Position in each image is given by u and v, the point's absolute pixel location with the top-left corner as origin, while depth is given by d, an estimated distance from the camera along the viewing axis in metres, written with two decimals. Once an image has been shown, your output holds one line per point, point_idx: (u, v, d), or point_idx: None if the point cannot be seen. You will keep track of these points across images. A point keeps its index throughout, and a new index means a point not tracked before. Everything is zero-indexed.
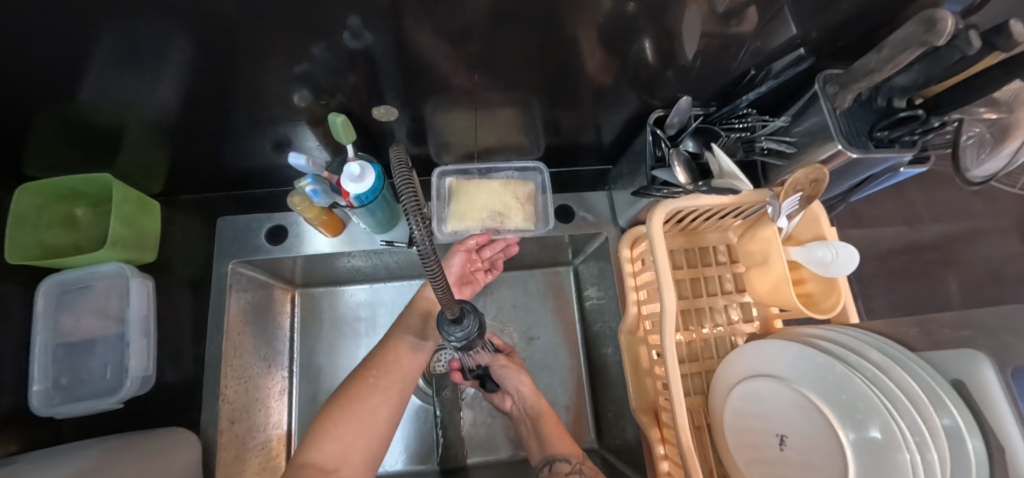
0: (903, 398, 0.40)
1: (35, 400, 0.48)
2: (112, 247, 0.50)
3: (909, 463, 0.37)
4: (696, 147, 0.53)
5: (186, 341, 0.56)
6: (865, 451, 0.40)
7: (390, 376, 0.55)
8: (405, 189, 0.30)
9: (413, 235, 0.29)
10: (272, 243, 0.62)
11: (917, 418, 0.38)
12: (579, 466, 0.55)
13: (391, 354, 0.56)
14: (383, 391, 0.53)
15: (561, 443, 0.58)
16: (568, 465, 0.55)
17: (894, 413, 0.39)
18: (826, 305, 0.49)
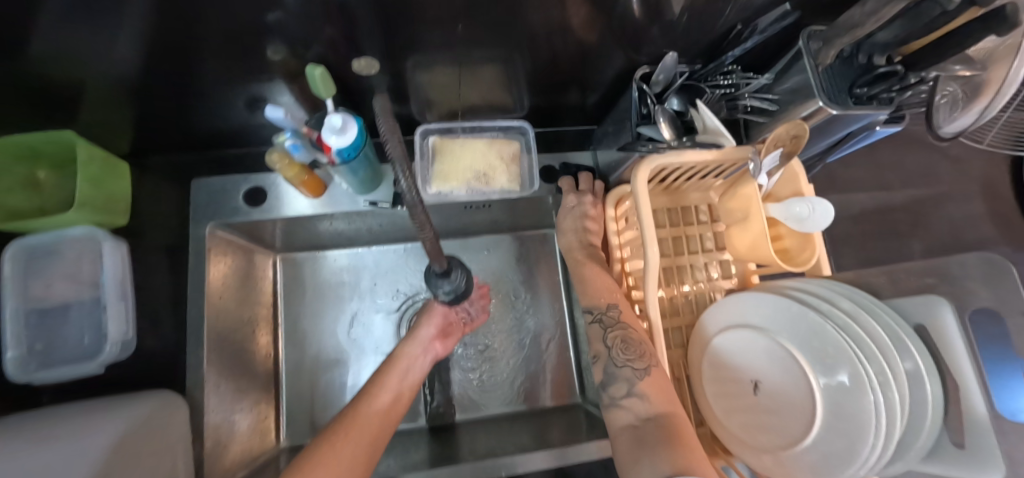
0: (873, 345, 0.42)
1: (10, 366, 0.46)
2: (81, 210, 0.48)
3: (876, 404, 0.40)
4: (681, 105, 0.53)
5: (166, 309, 0.55)
6: (834, 392, 0.43)
7: (385, 385, 0.53)
8: (388, 134, 0.29)
9: (401, 186, 0.29)
10: (251, 204, 0.58)
11: (885, 365, 0.41)
12: (600, 316, 0.54)
13: (371, 399, 0.51)
14: (376, 422, 0.49)
15: (597, 288, 0.57)
16: (592, 314, 0.55)
17: (862, 357, 0.41)
18: (800, 258, 0.51)
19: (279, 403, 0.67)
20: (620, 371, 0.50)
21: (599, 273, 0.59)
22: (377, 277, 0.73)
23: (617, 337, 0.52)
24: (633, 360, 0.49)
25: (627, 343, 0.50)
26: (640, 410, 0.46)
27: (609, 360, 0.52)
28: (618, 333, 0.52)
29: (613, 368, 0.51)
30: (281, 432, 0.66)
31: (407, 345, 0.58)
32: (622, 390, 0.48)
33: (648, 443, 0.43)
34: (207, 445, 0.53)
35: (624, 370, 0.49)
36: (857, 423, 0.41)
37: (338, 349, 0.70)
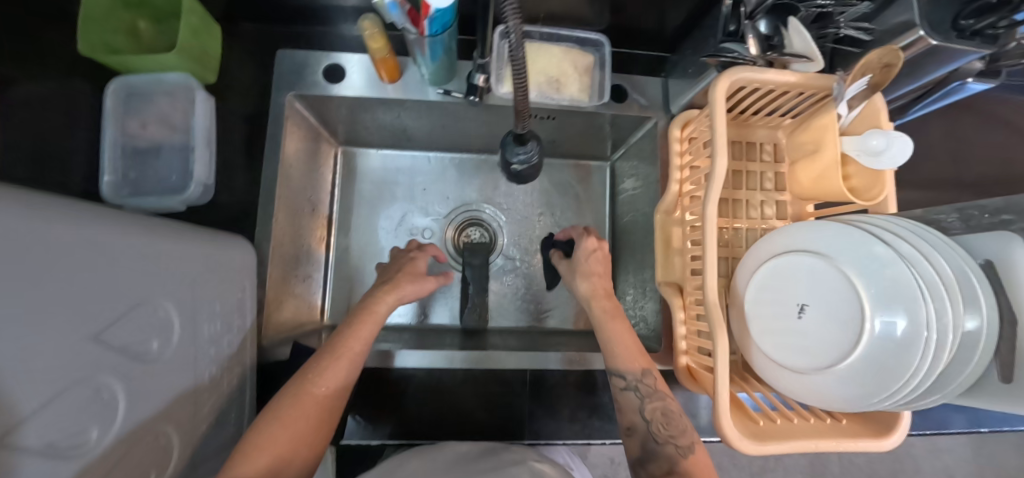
0: (940, 285, 0.42)
1: (106, 188, 0.51)
2: (180, 56, 0.52)
3: (931, 341, 0.40)
4: (769, 27, 0.51)
5: (241, 168, 0.59)
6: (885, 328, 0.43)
7: (352, 343, 0.49)
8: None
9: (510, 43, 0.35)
10: (328, 81, 0.60)
11: (948, 305, 0.41)
12: (634, 384, 0.51)
13: (334, 357, 0.47)
14: (342, 372, 0.47)
15: (628, 351, 0.53)
16: (625, 381, 0.51)
17: (926, 297, 0.41)
18: (868, 195, 0.51)
19: (326, 283, 0.71)
20: (662, 449, 0.47)
21: (625, 332, 0.54)
22: (429, 183, 0.75)
23: (655, 411, 0.49)
24: (675, 436, 0.48)
25: (670, 421, 0.49)
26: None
27: (648, 435, 0.49)
28: (657, 406, 0.50)
29: (653, 445, 0.48)
30: (326, 311, 0.70)
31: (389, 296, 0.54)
32: (665, 470, 0.46)
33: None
34: (267, 295, 0.56)
35: (666, 447, 0.47)
36: (901, 360, 0.41)
37: (386, 244, 0.73)
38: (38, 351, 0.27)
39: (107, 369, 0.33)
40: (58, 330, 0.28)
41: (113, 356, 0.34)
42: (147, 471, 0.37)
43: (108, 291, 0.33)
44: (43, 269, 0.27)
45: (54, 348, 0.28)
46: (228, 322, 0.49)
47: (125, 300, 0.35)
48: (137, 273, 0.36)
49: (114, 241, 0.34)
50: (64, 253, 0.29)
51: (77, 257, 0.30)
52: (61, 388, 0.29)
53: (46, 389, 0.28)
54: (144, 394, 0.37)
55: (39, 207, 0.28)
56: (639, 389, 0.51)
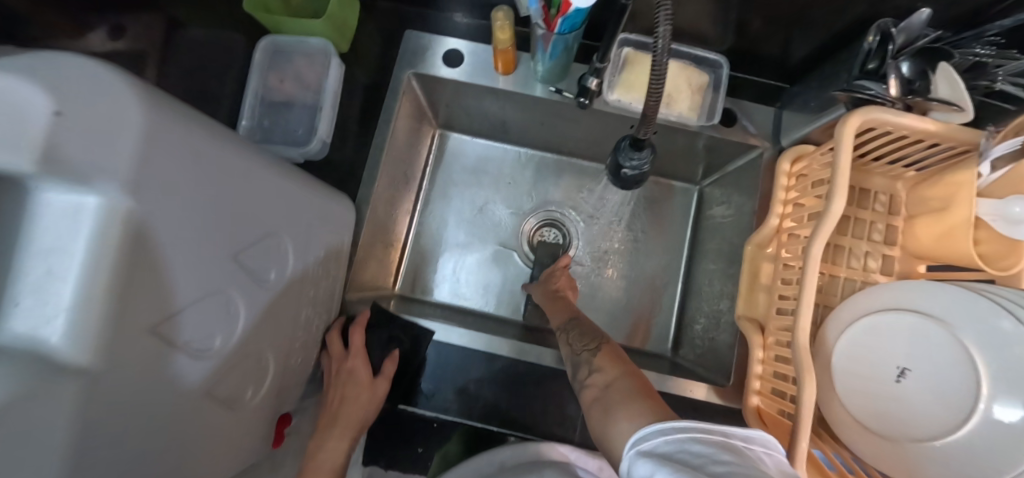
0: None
1: (244, 132, 0.57)
2: (325, 23, 0.56)
3: None
4: (911, 71, 0.48)
5: (355, 132, 0.63)
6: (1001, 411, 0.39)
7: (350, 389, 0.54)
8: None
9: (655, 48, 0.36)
10: (444, 65, 0.63)
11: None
12: (560, 326, 0.57)
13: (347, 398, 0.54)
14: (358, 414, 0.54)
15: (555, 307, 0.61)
16: (556, 324, 0.58)
17: None
18: (1000, 265, 0.47)
19: (404, 256, 0.74)
20: (581, 358, 0.51)
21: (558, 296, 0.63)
22: (513, 178, 0.77)
23: (574, 334, 0.55)
24: (586, 345, 0.52)
25: (585, 335, 0.54)
26: (601, 382, 0.46)
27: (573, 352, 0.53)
28: (578, 332, 0.55)
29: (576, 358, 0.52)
30: (398, 280, 0.74)
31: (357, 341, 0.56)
32: (584, 374, 0.49)
33: (615, 401, 0.42)
34: (356, 254, 0.61)
35: (583, 355, 0.51)
36: (1014, 449, 0.38)
37: (464, 228, 0.75)
38: (192, 257, 0.31)
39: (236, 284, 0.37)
40: (205, 245, 0.33)
41: (242, 276, 0.38)
42: (246, 385, 0.41)
43: (248, 218, 0.37)
44: (202, 188, 0.31)
45: (201, 258, 0.32)
46: (325, 271, 0.52)
47: (260, 228, 0.39)
48: (269, 207, 0.40)
49: (259, 173, 0.38)
50: (218, 174, 0.33)
51: (229, 183, 0.34)
52: (202, 294, 0.33)
53: (192, 292, 0.32)
54: (258, 314, 0.41)
55: (210, 135, 0.32)
56: (567, 330, 0.56)
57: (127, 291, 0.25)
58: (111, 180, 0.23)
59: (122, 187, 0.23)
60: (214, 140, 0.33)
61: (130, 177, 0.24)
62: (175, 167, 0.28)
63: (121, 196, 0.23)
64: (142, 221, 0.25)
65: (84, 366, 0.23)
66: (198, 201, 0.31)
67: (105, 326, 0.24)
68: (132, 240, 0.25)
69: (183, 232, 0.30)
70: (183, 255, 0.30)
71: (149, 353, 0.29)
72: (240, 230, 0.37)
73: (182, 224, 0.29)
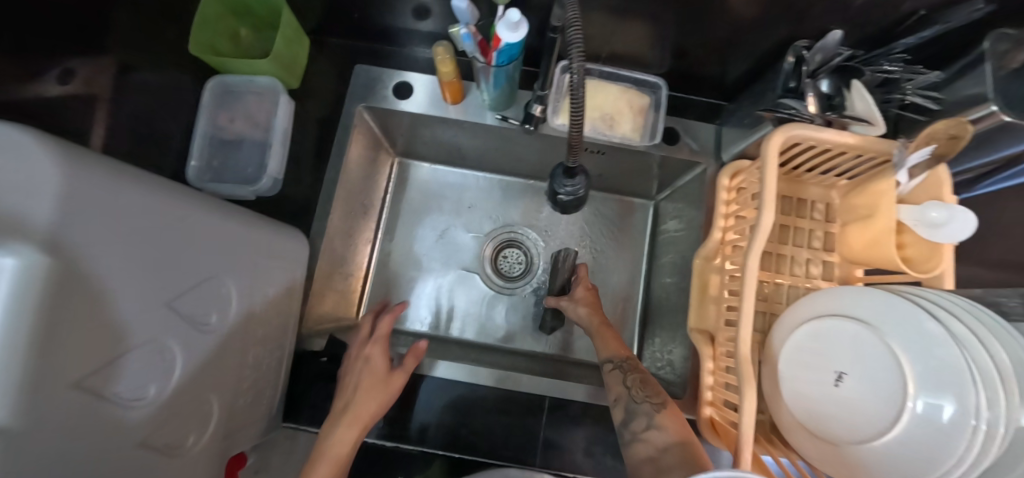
0: (995, 374, 0.39)
1: (192, 172, 0.58)
2: (271, 61, 0.58)
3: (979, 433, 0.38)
4: (830, 87, 0.51)
5: (308, 165, 0.64)
6: (928, 412, 0.40)
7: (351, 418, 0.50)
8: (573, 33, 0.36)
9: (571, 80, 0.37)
10: (395, 97, 0.65)
11: (1003, 396, 0.38)
12: (620, 362, 0.55)
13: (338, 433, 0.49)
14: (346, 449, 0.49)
15: (610, 343, 0.58)
16: (611, 362, 0.56)
17: (978, 384, 0.39)
18: (924, 268, 0.49)
19: (367, 284, 0.75)
20: (640, 407, 0.50)
21: (607, 330, 0.60)
22: (473, 201, 0.78)
23: (635, 380, 0.53)
24: (652, 396, 0.50)
25: (646, 385, 0.52)
26: (659, 441, 0.47)
27: (631, 400, 0.51)
28: (637, 377, 0.53)
29: (633, 405, 0.51)
30: (361, 309, 0.74)
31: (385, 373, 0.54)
32: (642, 424, 0.48)
33: (673, 470, 0.43)
34: (312, 287, 0.61)
35: (643, 404, 0.50)
36: (941, 448, 0.39)
37: (427, 254, 0.76)
38: (122, 308, 0.31)
39: (172, 331, 0.37)
40: (138, 294, 0.33)
41: (179, 322, 0.38)
42: (188, 431, 0.41)
43: (185, 265, 0.38)
44: (132, 237, 0.31)
45: (133, 308, 0.32)
46: (275, 309, 0.52)
47: (199, 273, 0.40)
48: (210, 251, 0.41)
49: (198, 218, 0.39)
50: (148, 222, 0.33)
51: (163, 232, 0.35)
52: (135, 344, 0.33)
53: (125, 341, 0.32)
54: (197, 359, 0.40)
55: (143, 188, 0.33)
56: (623, 371, 0.54)
57: (53, 346, 0.25)
58: (24, 242, 0.23)
59: (41, 245, 0.24)
60: (148, 193, 0.33)
61: (46, 235, 0.24)
62: (96, 219, 0.28)
63: (37, 255, 0.23)
64: (62, 276, 0.25)
65: (6, 427, 0.23)
66: (129, 253, 0.31)
67: (27, 385, 0.24)
68: (50, 297, 0.24)
69: (113, 285, 0.30)
70: (112, 306, 0.30)
71: (74, 410, 0.28)
72: (175, 277, 0.37)
73: (110, 276, 0.29)
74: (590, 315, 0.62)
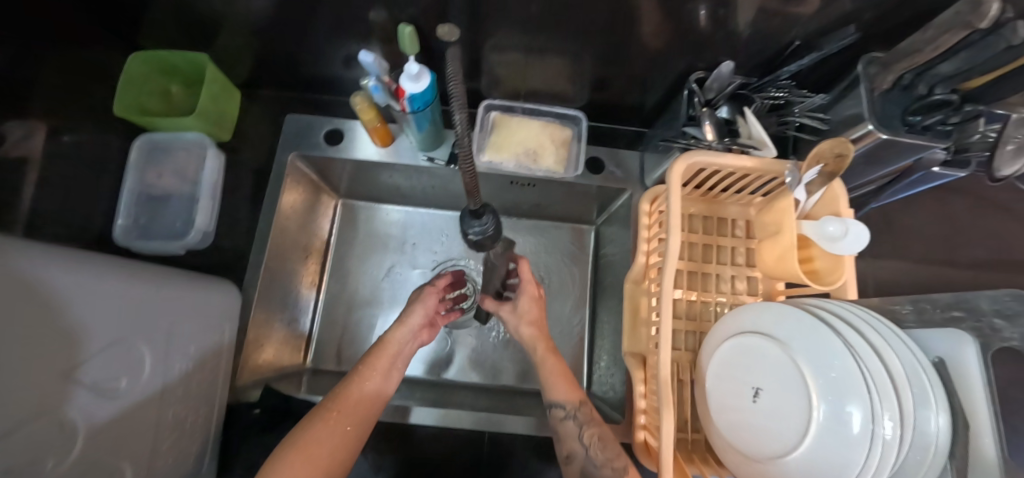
0: (889, 382, 0.41)
1: (118, 231, 0.58)
2: (197, 117, 0.59)
3: (881, 441, 0.39)
4: (729, 113, 0.55)
5: (242, 215, 0.65)
6: (835, 423, 0.41)
7: (367, 378, 0.53)
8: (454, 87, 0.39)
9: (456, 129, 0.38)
10: (328, 144, 0.67)
11: (896, 403, 0.40)
12: (573, 413, 0.53)
13: (355, 390, 0.51)
14: (366, 403, 0.51)
15: (559, 386, 0.55)
16: (563, 411, 0.54)
17: (874, 394, 0.40)
18: (829, 279, 0.51)
19: (312, 328, 0.74)
20: (600, 471, 0.49)
21: (556, 368, 0.57)
22: (417, 237, 0.79)
23: (593, 437, 0.51)
24: (611, 459, 0.49)
25: (606, 446, 0.50)
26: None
27: (588, 461, 0.50)
28: (594, 432, 0.52)
29: (591, 469, 0.50)
30: (308, 354, 0.73)
31: (396, 331, 0.58)
32: None
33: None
34: (246, 338, 0.60)
35: (604, 468, 0.49)
36: (849, 459, 0.40)
37: (373, 294, 0.76)
38: (31, 362, 0.31)
39: (75, 403, 0.36)
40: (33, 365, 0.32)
41: (83, 393, 0.37)
42: None
43: (88, 333, 0.38)
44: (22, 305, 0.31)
45: (33, 378, 0.31)
46: (201, 365, 0.52)
47: (103, 340, 0.39)
48: (111, 316, 0.40)
49: (97, 284, 0.39)
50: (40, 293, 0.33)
51: (65, 302, 0.35)
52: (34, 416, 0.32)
53: (21, 414, 0.31)
54: (104, 430, 0.39)
55: (39, 260, 0.33)
56: (579, 422, 0.53)
57: None
58: None
59: None
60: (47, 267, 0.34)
61: None
62: None
63: None
64: None
65: None
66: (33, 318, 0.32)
67: None
68: None
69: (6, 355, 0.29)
70: (24, 358, 0.31)
71: None
72: (81, 341, 0.37)
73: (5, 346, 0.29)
74: (534, 338, 0.61)
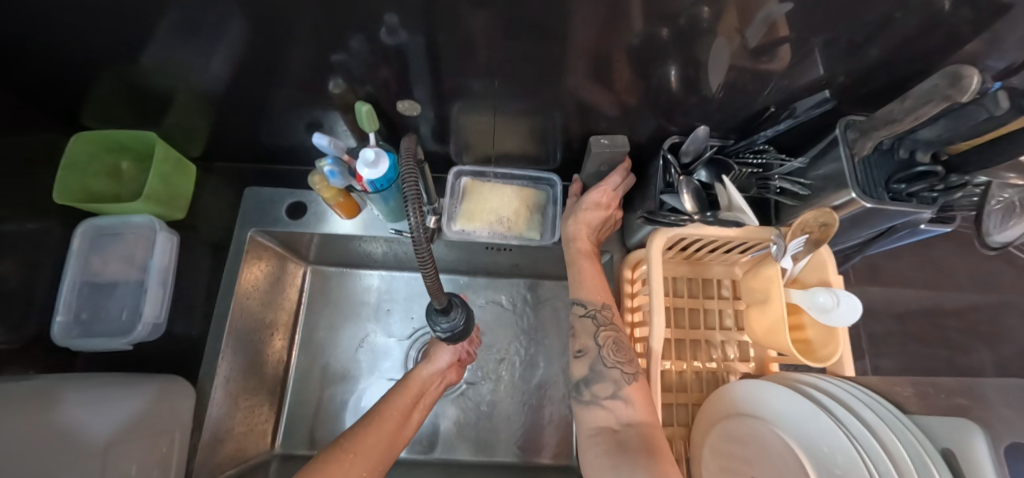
0: (888, 463, 0.35)
1: (56, 330, 0.52)
2: (145, 201, 0.55)
3: None
4: (708, 178, 0.53)
5: (199, 296, 0.61)
6: None
7: (389, 418, 0.54)
8: (407, 179, 0.35)
9: (410, 224, 0.34)
10: (291, 217, 0.64)
11: None
12: (593, 312, 0.52)
13: (373, 432, 0.52)
14: (380, 448, 0.51)
15: (596, 286, 0.54)
16: (584, 308, 0.52)
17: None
18: (823, 354, 0.48)
19: (280, 411, 0.69)
20: (608, 371, 0.47)
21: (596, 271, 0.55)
22: (391, 304, 0.75)
23: (607, 339, 0.50)
24: (621, 363, 0.48)
25: (617, 346, 0.49)
26: (622, 414, 0.45)
27: (596, 358, 0.49)
28: (610, 335, 0.50)
29: (600, 367, 0.48)
30: (277, 437, 0.68)
31: (422, 368, 0.60)
32: (607, 390, 0.46)
33: (625, 450, 0.42)
34: (202, 438, 0.55)
35: (613, 370, 0.47)
36: None
37: (347, 367, 0.71)
38: None
39: None
40: None
41: None
42: None
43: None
44: None
45: None
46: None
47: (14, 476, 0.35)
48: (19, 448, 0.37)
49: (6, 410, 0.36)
50: None
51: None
52: None
53: None
54: None
55: None
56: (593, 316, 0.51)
57: None
58: None
59: None
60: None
61: None
62: None
63: None
64: None
65: None
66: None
67: None
68: None
69: None
70: None
71: None
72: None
73: None
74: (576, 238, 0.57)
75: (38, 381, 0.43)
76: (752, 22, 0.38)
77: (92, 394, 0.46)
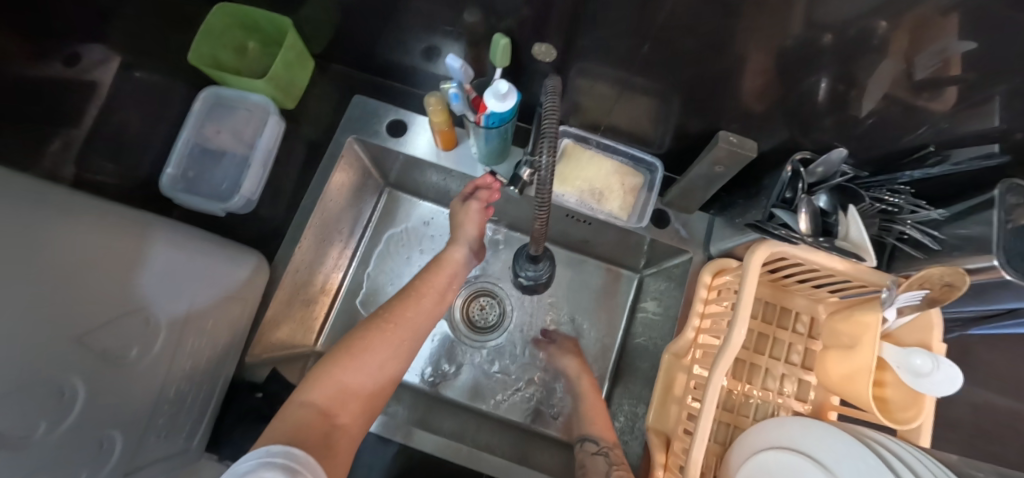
0: None
1: (165, 179, 0.56)
2: (269, 82, 0.58)
3: None
4: (828, 204, 0.51)
5: (287, 186, 0.64)
6: None
7: (423, 300, 0.53)
8: (548, 114, 0.34)
9: (541, 162, 0.34)
10: (391, 134, 0.66)
11: None
12: (605, 450, 0.52)
13: (410, 306, 0.51)
14: (415, 322, 0.50)
15: (598, 426, 0.56)
16: (595, 446, 0.53)
17: None
18: (901, 416, 0.45)
19: (330, 312, 0.72)
20: None
21: (592, 400, 0.60)
22: None
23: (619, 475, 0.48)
24: None
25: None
26: None
27: None
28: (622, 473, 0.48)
29: None
30: (321, 336, 0.70)
31: (452, 251, 0.58)
32: None
33: None
34: (264, 315, 0.59)
35: None
36: None
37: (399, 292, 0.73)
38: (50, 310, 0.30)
39: (96, 361, 0.35)
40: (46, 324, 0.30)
41: (91, 359, 0.34)
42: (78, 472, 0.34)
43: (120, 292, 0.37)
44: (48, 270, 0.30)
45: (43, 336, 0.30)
46: (215, 340, 0.51)
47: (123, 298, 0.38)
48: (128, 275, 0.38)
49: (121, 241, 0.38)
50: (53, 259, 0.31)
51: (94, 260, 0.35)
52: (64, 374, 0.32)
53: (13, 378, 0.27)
54: (104, 399, 0.36)
55: (72, 216, 0.33)
56: (607, 454, 0.51)
57: None
58: None
59: None
60: (65, 216, 0.33)
61: None
62: None
63: None
64: None
65: None
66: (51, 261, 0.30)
67: None
68: None
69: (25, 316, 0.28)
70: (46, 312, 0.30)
71: None
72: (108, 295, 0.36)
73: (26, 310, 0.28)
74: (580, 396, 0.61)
75: (135, 212, 0.42)
76: (922, 51, 0.35)
77: (197, 241, 0.48)
